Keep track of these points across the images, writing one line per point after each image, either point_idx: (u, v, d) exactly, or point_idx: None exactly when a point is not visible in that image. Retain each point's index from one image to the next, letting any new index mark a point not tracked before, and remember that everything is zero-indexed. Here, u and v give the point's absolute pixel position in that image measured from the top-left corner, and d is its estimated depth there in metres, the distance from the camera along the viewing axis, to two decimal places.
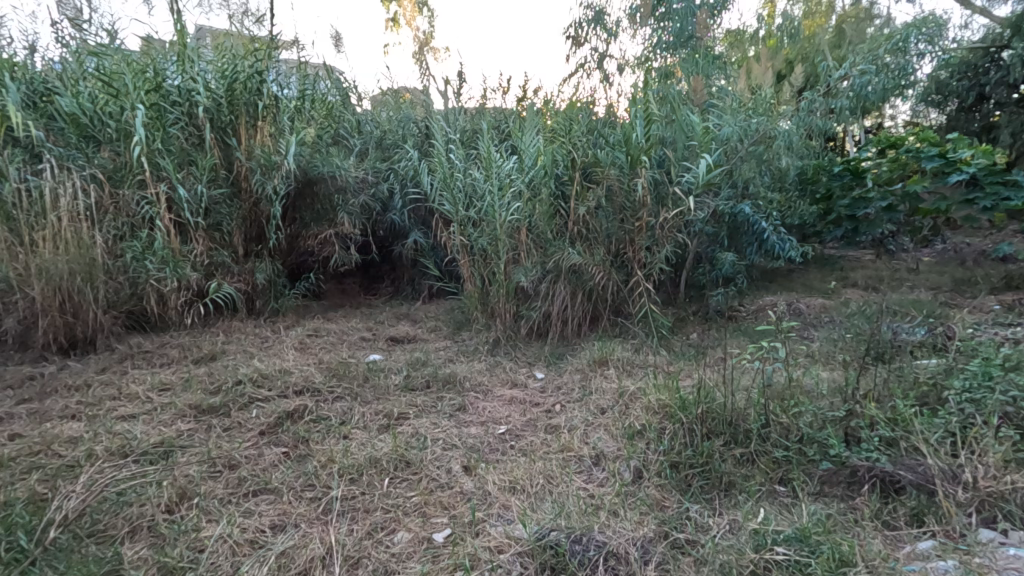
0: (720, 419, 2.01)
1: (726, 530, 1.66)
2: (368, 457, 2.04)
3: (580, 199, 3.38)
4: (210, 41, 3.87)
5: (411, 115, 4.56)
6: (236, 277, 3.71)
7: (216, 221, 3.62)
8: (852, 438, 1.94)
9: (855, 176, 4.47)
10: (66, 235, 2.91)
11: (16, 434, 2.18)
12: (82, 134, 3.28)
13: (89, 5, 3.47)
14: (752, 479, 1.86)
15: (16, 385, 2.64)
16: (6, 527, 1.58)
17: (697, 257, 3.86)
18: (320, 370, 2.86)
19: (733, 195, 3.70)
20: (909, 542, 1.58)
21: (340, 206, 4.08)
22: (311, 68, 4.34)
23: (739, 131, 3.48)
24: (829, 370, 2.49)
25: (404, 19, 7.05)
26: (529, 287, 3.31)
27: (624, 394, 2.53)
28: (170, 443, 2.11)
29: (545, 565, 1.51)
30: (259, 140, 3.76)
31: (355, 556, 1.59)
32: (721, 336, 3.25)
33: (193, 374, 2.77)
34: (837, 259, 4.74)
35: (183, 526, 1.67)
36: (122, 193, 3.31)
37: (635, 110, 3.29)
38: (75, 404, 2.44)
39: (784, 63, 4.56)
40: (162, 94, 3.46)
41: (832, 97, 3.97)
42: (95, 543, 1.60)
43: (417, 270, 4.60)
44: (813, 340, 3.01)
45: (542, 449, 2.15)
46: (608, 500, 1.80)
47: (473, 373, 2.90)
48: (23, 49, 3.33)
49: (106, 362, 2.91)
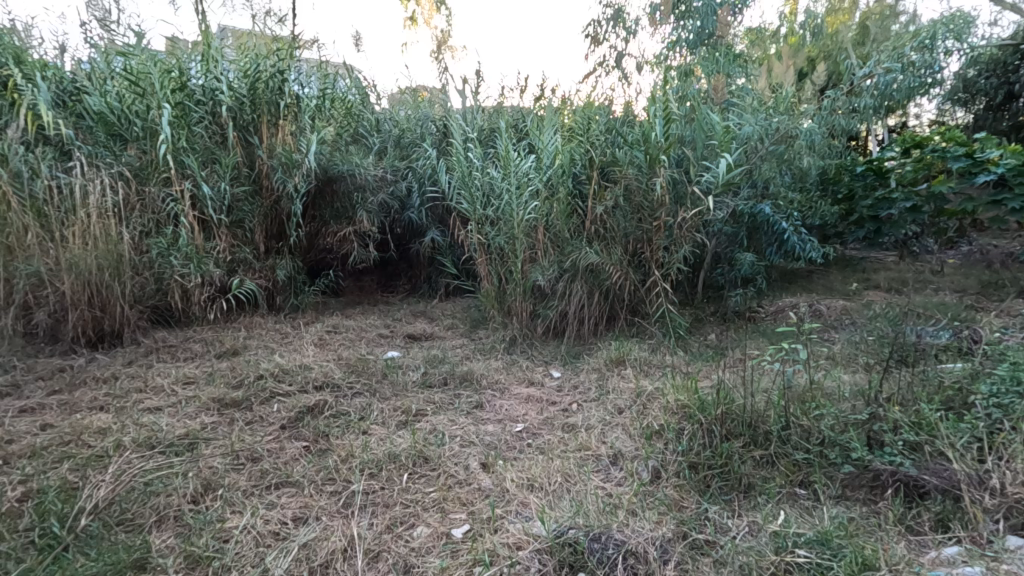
0: (739, 420, 2.00)
1: (746, 531, 1.65)
2: (388, 453, 2.07)
3: (597, 199, 3.40)
4: (233, 40, 3.92)
5: (430, 114, 4.58)
6: (258, 274, 3.78)
7: (238, 218, 3.69)
8: (875, 442, 1.91)
9: (879, 176, 4.41)
10: (94, 230, 2.97)
11: (47, 425, 2.25)
12: (110, 132, 3.35)
13: (117, 7, 3.54)
14: (773, 481, 1.85)
15: (47, 376, 2.71)
16: (40, 514, 1.63)
17: (716, 258, 3.84)
18: (340, 366, 2.90)
19: (753, 195, 3.67)
20: (934, 548, 1.55)
21: (358, 203, 4.12)
22: (332, 67, 4.33)
23: (760, 130, 3.41)
24: (850, 373, 2.46)
25: (422, 18, 7.12)
26: (545, 286, 3.32)
27: (642, 394, 2.53)
28: (195, 436, 2.16)
29: (564, 562, 1.52)
30: (280, 138, 3.84)
31: (376, 549, 1.61)
32: (740, 337, 3.23)
33: (216, 368, 2.82)
34: (858, 261, 4.68)
35: (208, 516, 1.71)
36: (148, 190, 3.37)
37: (655, 108, 3.26)
38: (103, 396, 2.51)
39: (805, 61, 4.50)
40: (187, 93, 3.54)
41: (855, 96, 3.90)
42: (123, 531, 1.64)
43: (434, 268, 4.64)
44: (834, 342, 2.98)
45: (560, 447, 2.16)
46: (626, 499, 1.80)
47: (490, 371, 2.92)
48: (54, 49, 3.40)
49: (132, 356, 2.98)
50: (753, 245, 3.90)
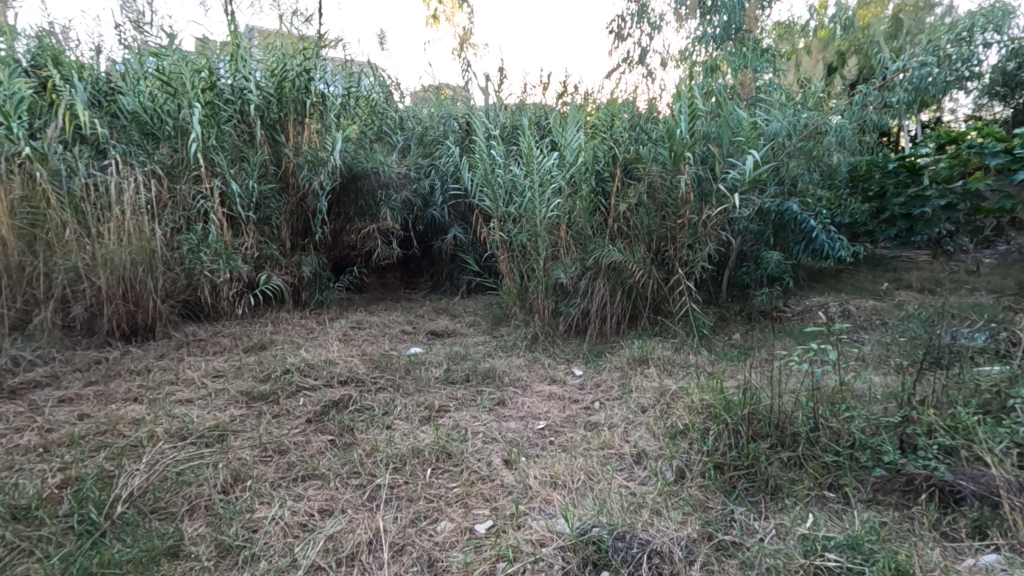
0: (765, 421, 1.97)
1: (774, 534, 1.62)
2: (411, 448, 2.08)
3: (620, 196, 3.38)
4: (260, 40, 3.98)
5: (452, 111, 4.58)
6: (284, 270, 3.85)
7: (266, 215, 3.76)
8: (908, 445, 1.87)
9: (912, 173, 4.28)
10: (128, 227, 3.05)
11: (84, 415, 2.32)
12: (142, 131, 3.44)
13: (150, 9, 3.63)
14: (801, 483, 1.81)
15: (84, 368, 2.80)
16: (78, 500, 1.70)
17: (741, 256, 3.78)
18: (364, 362, 2.93)
19: (780, 192, 3.63)
20: (971, 555, 1.51)
21: (382, 200, 4.17)
22: (357, 66, 4.37)
23: (788, 126, 3.34)
24: (882, 375, 2.41)
25: (445, 16, 7.22)
26: (568, 284, 3.31)
27: (665, 394, 2.50)
28: (224, 428, 2.21)
29: (587, 561, 1.52)
30: (306, 137, 3.91)
31: (400, 542, 1.63)
32: (766, 337, 3.19)
33: (244, 362, 2.89)
34: (889, 260, 4.56)
35: (237, 507, 1.75)
36: (179, 188, 3.45)
37: (679, 104, 3.21)
38: (137, 388, 2.58)
39: (834, 55, 4.45)
40: (216, 93, 3.61)
41: (887, 91, 3.77)
42: (156, 519, 1.69)
43: (456, 265, 4.67)
44: (864, 343, 2.92)
45: (582, 446, 2.15)
46: (650, 499, 1.78)
47: (512, 368, 2.92)
48: (90, 50, 3.50)
49: (164, 349, 3.05)
50: (779, 243, 3.84)
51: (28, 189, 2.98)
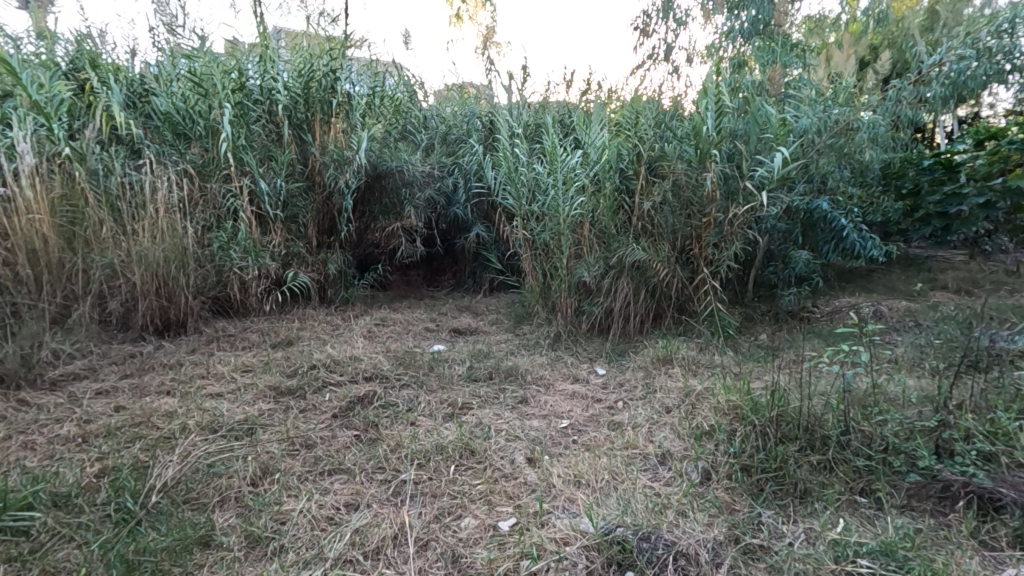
0: (794, 423, 1.93)
1: (803, 538, 1.60)
2: (435, 444, 2.10)
3: (645, 194, 3.34)
4: (287, 41, 4.06)
5: (476, 110, 4.60)
6: (310, 267, 3.92)
7: (293, 213, 3.83)
8: (944, 450, 1.81)
9: (948, 170, 4.16)
10: (161, 225, 3.13)
11: (120, 407, 2.39)
12: (175, 131, 3.52)
13: (182, 12, 3.72)
14: (831, 487, 1.77)
15: (119, 361, 2.89)
16: (116, 489, 1.75)
17: (769, 255, 3.71)
18: (388, 358, 2.97)
19: (809, 190, 3.56)
20: (1012, 565, 1.46)
21: (406, 199, 4.21)
22: (382, 65, 4.41)
23: (818, 123, 3.26)
24: (916, 378, 2.35)
25: (468, 15, 7.24)
26: (591, 283, 3.29)
27: (690, 394, 2.48)
28: (253, 421, 2.25)
29: (611, 561, 1.51)
30: (332, 136, 3.97)
31: (424, 538, 1.64)
32: (794, 338, 3.13)
33: (272, 357, 2.94)
34: (923, 260, 4.43)
35: (266, 499, 1.79)
36: (209, 186, 3.53)
37: (705, 102, 3.15)
38: (169, 381, 2.65)
39: (866, 50, 4.36)
40: (245, 93, 3.67)
41: (923, 85, 3.64)
42: (189, 509, 1.73)
43: (479, 263, 4.69)
44: (898, 344, 2.85)
45: (606, 445, 2.14)
46: (675, 500, 1.77)
47: (535, 367, 2.92)
48: (125, 53, 3.59)
49: (195, 344, 3.13)
50: (808, 242, 3.77)
51: (68, 188, 3.08)
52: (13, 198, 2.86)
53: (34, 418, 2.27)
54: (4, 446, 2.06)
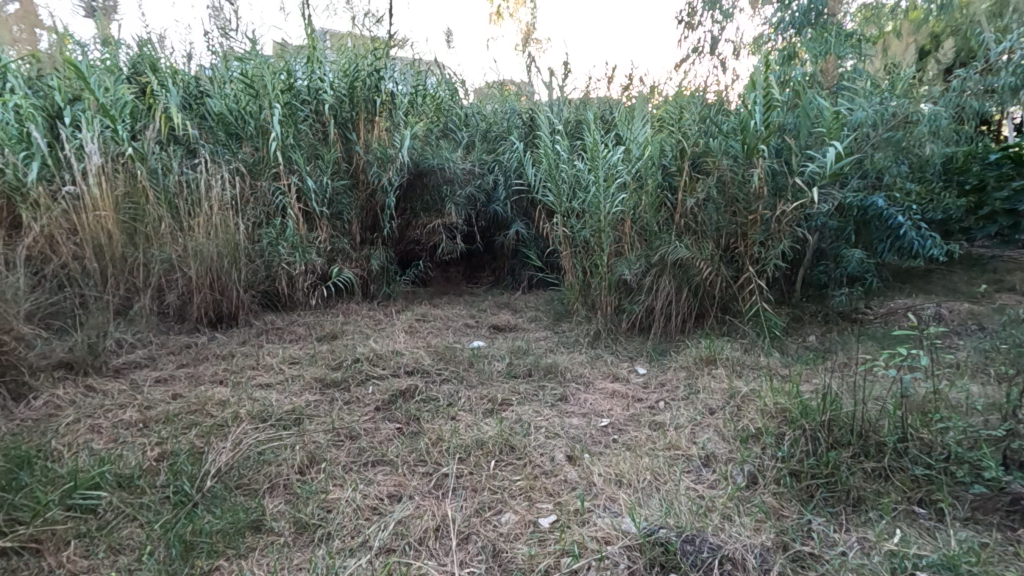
0: (846, 429, 1.86)
1: (857, 548, 1.54)
2: (476, 439, 2.12)
3: (688, 190, 3.27)
4: (333, 42, 4.15)
5: (516, 107, 4.62)
6: (354, 263, 4.01)
7: (338, 211, 3.92)
8: (1013, 461, 1.70)
9: (1017, 165, 3.94)
10: (216, 221, 3.28)
11: (177, 394, 2.51)
12: (228, 131, 3.66)
13: (235, 16, 3.86)
14: (887, 496, 1.71)
15: (176, 351, 3.03)
16: (174, 473, 1.84)
17: (819, 254, 3.56)
18: (429, 353, 3.01)
19: (863, 186, 3.41)
20: None
21: (447, 196, 4.26)
22: (424, 64, 4.46)
23: (874, 115, 3.11)
24: (980, 384, 2.23)
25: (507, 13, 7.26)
26: (632, 281, 3.25)
27: (735, 396, 2.42)
28: (300, 412, 2.33)
29: (654, 562, 1.49)
30: (376, 135, 4.04)
31: (465, 531, 1.67)
32: (846, 340, 3.02)
33: (317, 351, 3.03)
34: (988, 260, 4.19)
35: (313, 487, 1.84)
36: (260, 184, 3.65)
37: (754, 95, 3.02)
38: (222, 371, 2.77)
39: (927, 37, 4.14)
40: (294, 93, 3.78)
41: (990, 75, 3.42)
42: (241, 494, 1.80)
43: (518, 260, 4.70)
44: (960, 349, 2.70)
45: (647, 445, 2.11)
46: (719, 503, 1.73)
47: (575, 365, 2.90)
48: (182, 57, 3.76)
49: (246, 336, 3.26)
50: (862, 240, 3.62)
51: (130, 186, 3.24)
52: (82, 195, 3.03)
53: (100, 403, 2.41)
54: (74, 429, 2.20)
